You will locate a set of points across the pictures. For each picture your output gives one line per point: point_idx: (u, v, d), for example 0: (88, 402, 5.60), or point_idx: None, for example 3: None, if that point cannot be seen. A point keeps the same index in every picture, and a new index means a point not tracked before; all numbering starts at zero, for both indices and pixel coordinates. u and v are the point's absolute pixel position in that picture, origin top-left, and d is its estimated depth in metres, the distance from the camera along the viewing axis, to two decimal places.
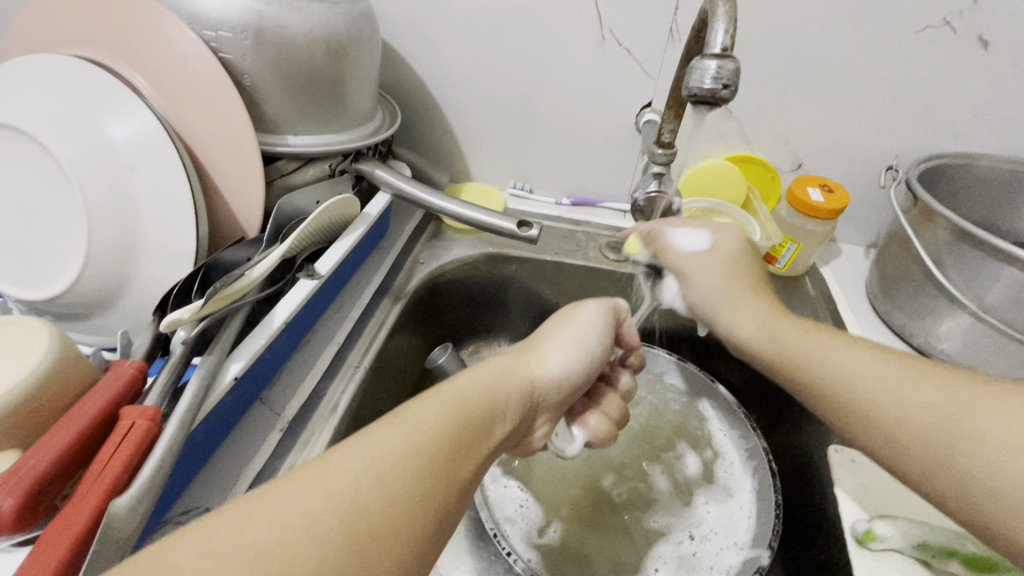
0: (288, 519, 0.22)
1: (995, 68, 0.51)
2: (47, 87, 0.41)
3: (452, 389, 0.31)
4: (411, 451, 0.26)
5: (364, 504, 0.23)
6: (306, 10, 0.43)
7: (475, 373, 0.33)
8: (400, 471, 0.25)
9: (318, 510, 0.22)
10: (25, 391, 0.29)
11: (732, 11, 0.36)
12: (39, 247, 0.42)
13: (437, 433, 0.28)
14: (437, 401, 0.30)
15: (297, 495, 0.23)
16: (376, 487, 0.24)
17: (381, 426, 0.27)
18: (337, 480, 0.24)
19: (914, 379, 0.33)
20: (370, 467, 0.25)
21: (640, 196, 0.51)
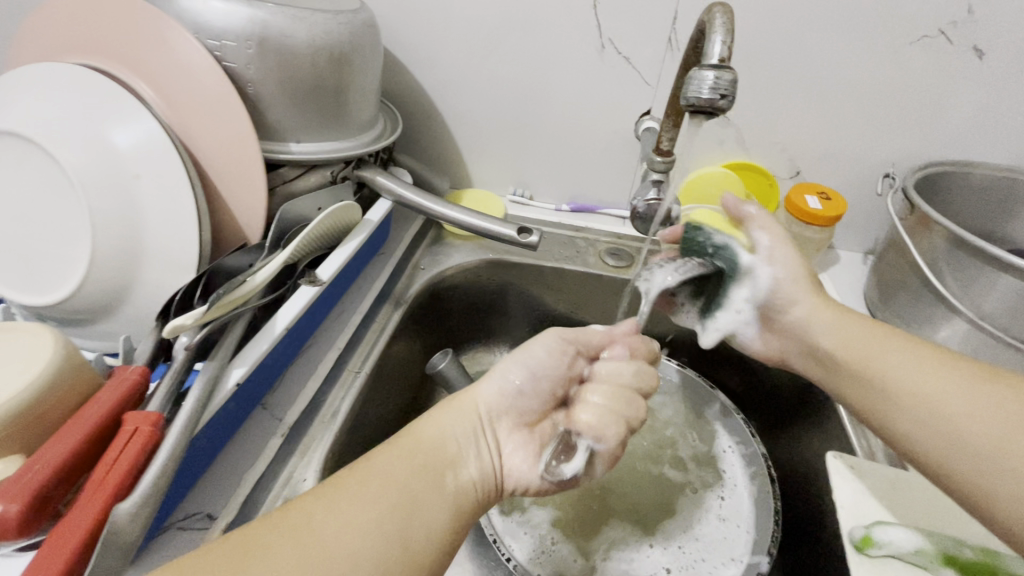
0: (240, 561, 0.24)
1: (990, 78, 0.52)
2: (53, 96, 0.42)
3: (403, 435, 0.32)
4: (370, 500, 0.28)
5: (316, 545, 0.25)
6: (309, 20, 0.44)
7: (426, 416, 0.35)
8: (346, 514, 0.27)
9: (267, 553, 0.25)
10: (29, 397, 0.30)
11: (729, 23, 0.37)
12: (43, 253, 0.42)
13: (392, 472, 0.29)
14: (390, 449, 0.31)
15: (254, 540, 0.25)
16: (323, 531, 0.26)
17: (341, 480, 0.29)
18: (290, 528, 0.26)
19: (941, 373, 0.35)
20: (328, 521, 0.26)
21: (639, 204, 0.51)
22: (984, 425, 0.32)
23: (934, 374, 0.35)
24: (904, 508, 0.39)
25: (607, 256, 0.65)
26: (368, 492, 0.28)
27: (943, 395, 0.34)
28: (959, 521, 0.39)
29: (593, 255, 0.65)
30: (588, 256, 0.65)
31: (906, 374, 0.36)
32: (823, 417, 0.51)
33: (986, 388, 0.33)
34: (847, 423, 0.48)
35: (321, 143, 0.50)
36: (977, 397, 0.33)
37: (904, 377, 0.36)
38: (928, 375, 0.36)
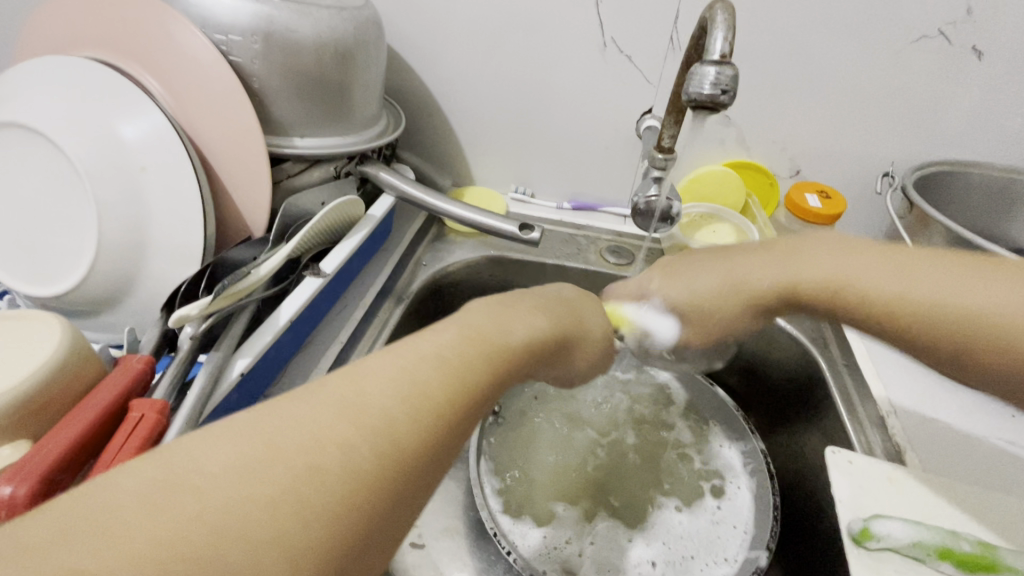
0: (321, 447, 0.21)
1: (989, 78, 0.52)
2: (61, 88, 0.42)
3: (500, 335, 0.30)
4: (450, 400, 0.26)
5: (400, 437, 0.23)
6: (314, 16, 0.44)
7: (528, 321, 0.32)
8: (429, 408, 0.25)
9: (352, 441, 0.22)
10: (36, 385, 0.30)
11: (731, 19, 0.37)
12: (50, 245, 0.43)
13: (470, 363, 0.28)
14: (483, 343, 0.29)
15: (330, 420, 0.22)
16: (405, 422, 0.24)
17: (422, 363, 0.26)
18: (371, 415, 0.23)
19: (911, 266, 0.34)
20: (407, 405, 0.24)
21: (640, 200, 0.52)
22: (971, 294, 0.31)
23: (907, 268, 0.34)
24: (901, 502, 0.40)
25: (607, 253, 0.65)
26: (448, 384, 0.26)
27: (918, 279, 0.33)
28: (959, 517, 0.39)
29: (594, 252, 0.66)
30: (589, 254, 0.65)
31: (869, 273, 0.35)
32: (822, 413, 0.51)
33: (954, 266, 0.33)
34: (846, 419, 0.48)
35: (325, 138, 0.50)
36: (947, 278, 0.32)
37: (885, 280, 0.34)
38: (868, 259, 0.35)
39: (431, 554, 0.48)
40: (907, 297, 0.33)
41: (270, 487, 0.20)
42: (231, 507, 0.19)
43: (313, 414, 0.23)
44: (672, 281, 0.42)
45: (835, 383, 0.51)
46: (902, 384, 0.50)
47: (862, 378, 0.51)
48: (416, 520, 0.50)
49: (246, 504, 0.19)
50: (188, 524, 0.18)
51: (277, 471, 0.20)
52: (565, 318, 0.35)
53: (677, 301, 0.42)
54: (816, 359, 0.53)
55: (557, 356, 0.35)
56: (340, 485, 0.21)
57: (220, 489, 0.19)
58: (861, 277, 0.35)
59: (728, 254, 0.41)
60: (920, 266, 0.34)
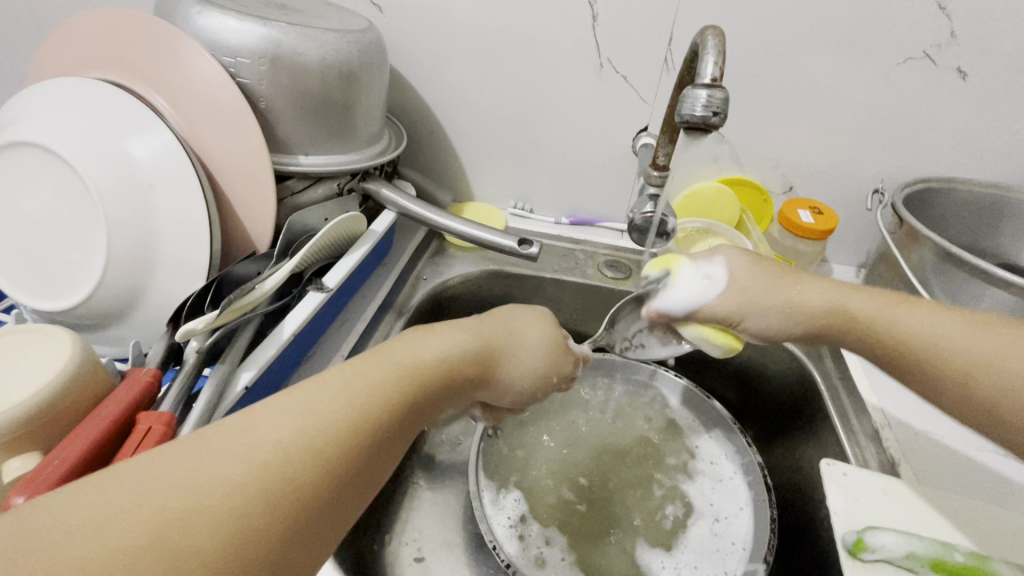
0: (203, 483, 0.22)
1: (973, 98, 0.54)
2: (72, 109, 0.43)
3: (395, 358, 0.31)
4: (344, 424, 0.26)
5: (289, 470, 0.24)
6: (320, 39, 0.46)
7: (429, 344, 0.33)
8: (321, 439, 0.25)
9: (238, 474, 0.22)
10: (46, 399, 0.31)
11: (721, 44, 0.39)
12: (57, 261, 0.44)
13: (368, 395, 0.28)
14: (377, 369, 0.29)
15: (214, 456, 0.23)
16: (296, 454, 0.24)
17: (315, 390, 0.27)
18: (261, 450, 0.23)
19: (937, 312, 0.36)
20: (296, 434, 0.25)
21: (636, 216, 0.53)
22: (992, 345, 0.33)
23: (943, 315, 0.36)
24: (895, 513, 0.40)
25: (605, 268, 0.67)
26: (345, 416, 0.26)
27: (939, 330, 0.35)
28: (954, 527, 0.39)
29: (592, 266, 0.67)
30: (587, 268, 0.66)
31: (930, 326, 0.35)
32: (817, 426, 0.52)
33: (985, 322, 0.34)
34: (842, 433, 0.49)
35: (329, 155, 0.51)
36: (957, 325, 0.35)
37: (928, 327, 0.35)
38: (921, 315, 0.36)
39: (430, 567, 0.48)
40: (931, 341, 0.35)
41: (142, 527, 0.20)
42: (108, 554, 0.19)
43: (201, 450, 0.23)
44: (744, 260, 0.42)
45: (830, 396, 0.52)
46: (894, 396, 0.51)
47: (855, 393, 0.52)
48: (415, 533, 0.50)
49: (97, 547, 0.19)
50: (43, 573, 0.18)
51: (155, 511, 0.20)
52: (484, 335, 0.36)
53: (736, 280, 0.41)
54: (811, 371, 0.55)
55: (477, 381, 0.36)
56: (210, 522, 0.21)
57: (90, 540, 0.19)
58: (895, 316, 0.37)
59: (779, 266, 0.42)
60: (953, 318, 0.35)
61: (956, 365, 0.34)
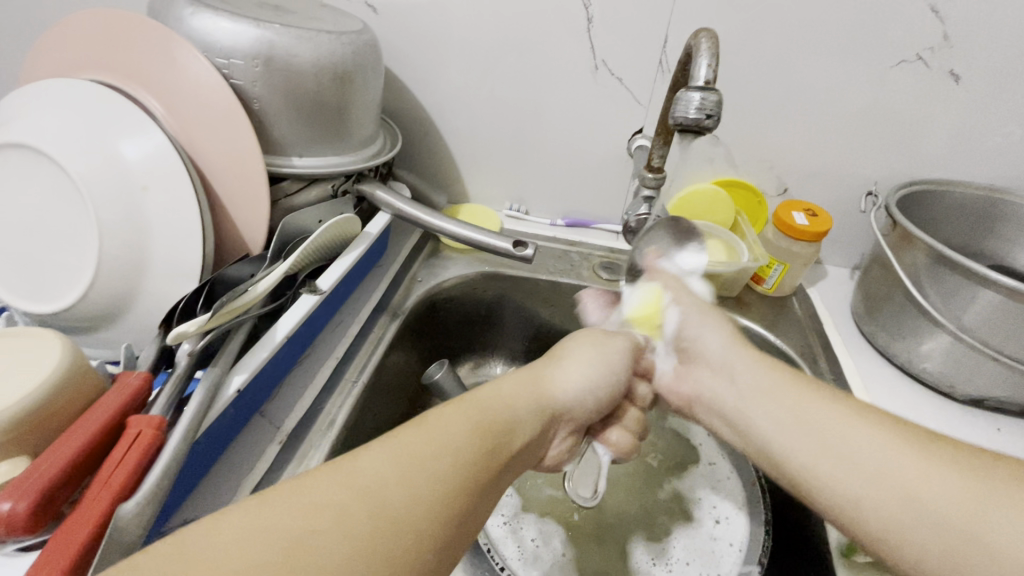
0: (318, 509, 0.23)
1: (966, 100, 0.54)
2: (65, 110, 0.43)
3: (474, 399, 0.32)
4: (436, 455, 0.27)
5: (389, 498, 0.24)
6: (314, 41, 0.46)
7: (496, 386, 0.35)
8: (421, 468, 0.26)
9: (347, 501, 0.23)
10: (35, 403, 0.31)
11: (715, 47, 0.39)
12: (49, 264, 0.43)
13: (455, 430, 0.29)
14: (459, 410, 0.31)
15: (326, 488, 0.24)
16: (396, 483, 0.25)
17: (407, 432, 0.28)
18: (364, 479, 0.25)
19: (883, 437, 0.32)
20: (396, 465, 0.26)
21: (631, 219, 0.54)
22: (923, 484, 0.29)
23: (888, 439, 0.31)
24: None
25: (600, 270, 0.67)
26: (437, 451, 0.27)
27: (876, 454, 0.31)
28: None
29: (587, 268, 0.67)
30: (582, 270, 0.66)
31: (865, 447, 0.32)
32: None
33: (933, 455, 0.30)
34: None
35: (323, 157, 0.51)
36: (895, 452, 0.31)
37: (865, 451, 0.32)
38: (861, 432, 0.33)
39: None
40: (856, 463, 0.32)
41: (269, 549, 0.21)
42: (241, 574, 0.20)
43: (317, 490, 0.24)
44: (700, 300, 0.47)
45: None
46: None
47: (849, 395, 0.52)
48: None
49: (239, 569, 0.20)
50: None
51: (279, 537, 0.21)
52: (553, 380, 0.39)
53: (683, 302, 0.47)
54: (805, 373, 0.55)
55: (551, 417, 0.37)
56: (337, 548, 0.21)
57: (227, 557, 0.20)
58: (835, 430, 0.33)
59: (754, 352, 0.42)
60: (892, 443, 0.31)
61: (864, 471, 0.31)
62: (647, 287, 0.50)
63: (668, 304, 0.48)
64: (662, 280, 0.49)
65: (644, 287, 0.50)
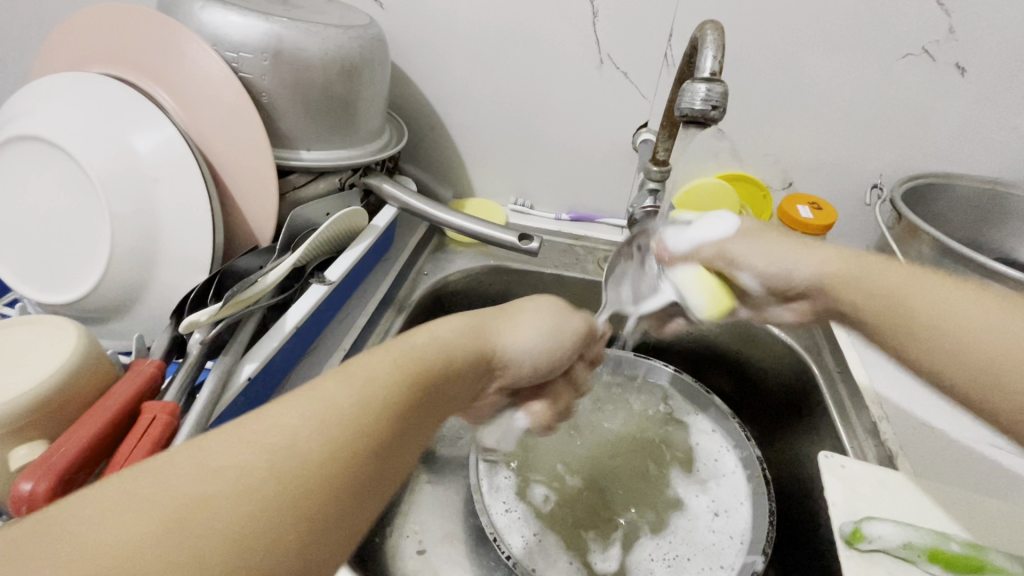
0: (216, 473, 0.21)
1: (971, 94, 0.54)
2: (76, 103, 0.44)
3: (404, 346, 0.30)
4: (352, 405, 0.25)
5: (298, 454, 0.23)
6: (322, 35, 0.46)
7: (435, 332, 0.33)
8: (336, 423, 0.24)
9: (248, 462, 0.22)
10: (53, 389, 0.31)
11: (720, 39, 0.39)
12: (61, 255, 0.44)
13: (377, 377, 0.27)
14: (384, 356, 0.29)
15: (223, 449, 0.22)
16: (306, 440, 0.23)
17: (325, 381, 0.26)
18: (272, 436, 0.23)
19: (972, 299, 0.32)
20: (307, 419, 0.24)
21: (636, 211, 0.53)
22: None
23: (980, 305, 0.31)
24: (892, 505, 0.40)
25: (605, 263, 0.67)
26: (356, 401, 0.25)
27: (978, 318, 0.31)
28: (950, 519, 0.40)
29: (592, 262, 0.67)
30: (587, 264, 0.67)
31: (960, 311, 0.32)
32: (816, 420, 0.53)
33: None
34: (839, 427, 0.49)
35: (331, 151, 0.52)
36: (989, 313, 0.31)
37: (965, 315, 0.32)
38: (952, 296, 0.33)
39: (431, 559, 0.48)
40: (962, 331, 0.31)
41: (154, 520, 0.19)
42: (122, 550, 0.18)
43: (203, 447, 0.22)
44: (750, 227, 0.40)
45: (828, 390, 0.53)
46: (891, 389, 0.51)
47: (854, 386, 0.52)
48: (416, 526, 0.50)
49: (119, 544, 0.18)
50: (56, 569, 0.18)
51: (165, 506, 0.20)
52: (486, 320, 0.36)
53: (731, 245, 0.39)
54: (810, 366, 0.55)
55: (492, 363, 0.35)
56: (232, 514, 0.20)
57: (107, 533, 0.19)
58: (925, 300, 0.33)
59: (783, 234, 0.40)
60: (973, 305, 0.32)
61: (966, 337, 0.31)
62: (698, 272, 0.39)
63: (732, 272, 0.39)
64: (707, 256, 0.40)
65: (694, 273, 0.39)
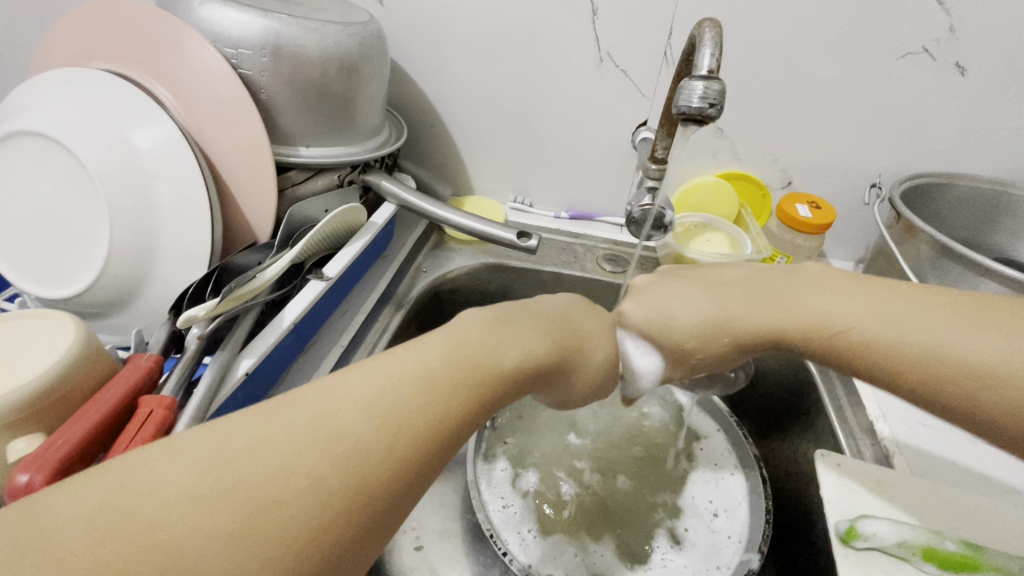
0: (287, 476, 0.22)
1: (971, 93, 0.54)
2: (76, 98, 0.44)
3: (479, 354, 0.30)
4: (421, 426, 0.26)
5: (368, 467, 0.24)
6: (321, 31, 0.46)
7: (510, 342, 0.32)
8: (405, 437, 0.25)
9: (320, 471, 0.23)
10: (50, 382, 0.31)
11: (718, 37, 0.39)
12: (61, 250, 0.44)
13: (446, 389, 0.28)
14: (457, 363, 0.29)
15: (299, 450, 0.23)
16: (375, 453, 0.24)
17: (401, 389, 0.27)
18: (345, 445, 0.24)
19: (893, 306, 0.33)
20: (377, 430, 0.25)
21: (634, 209, 0.53)
22: (977, 345, 0.30)
23: (896, 311, 0.33)
24: (888, 504, 0.40)
25: (604, 262, 0.67)
26: (424, 416, 0.26)
27: (906, 328, 0.32)
28: (946, 518, 0.40)
29: (591, 260, 0.67)
30: (586, 262, 0.67)
31: (891, 321, 0.33)
32: (814, 420, 0.53)
33: (947, 311, 0.32)
34: (837, 426, 0.49)
35: (330, 147, 0.52)
36: (915, 318, 0.32)
37: (894, 328, 0.32)
38: (866, 308, 0.34)
39: (428, 556, 0.49)
40: (903, 342, 0.32)
41: (232, 517, 0.21)
42: (201, 546, 0.20)
43: (275, 438, 0.23)
44: (635, 301, 0.41)
45: (825, 388, 0.53)
46: (888, 389, 0.51)
47: (851, 385, 0.52)
48: (413, 523, 0.50)
49: (201, 541, 0.20)
50: (132, 547, 0.19)
51: (244, 505, 0.21)
52: (561, 339, 0.35)
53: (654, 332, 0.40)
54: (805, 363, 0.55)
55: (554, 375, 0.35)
56: (301, 519, 0.21)
57: (182, 524, 0.20)
58: (852, 318, 0.34)
59: (705, 277, 0.40)
60: (907, 311, 0.33)
61: (904, 351, 0.32)
62: None
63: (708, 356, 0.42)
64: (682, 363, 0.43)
65: None
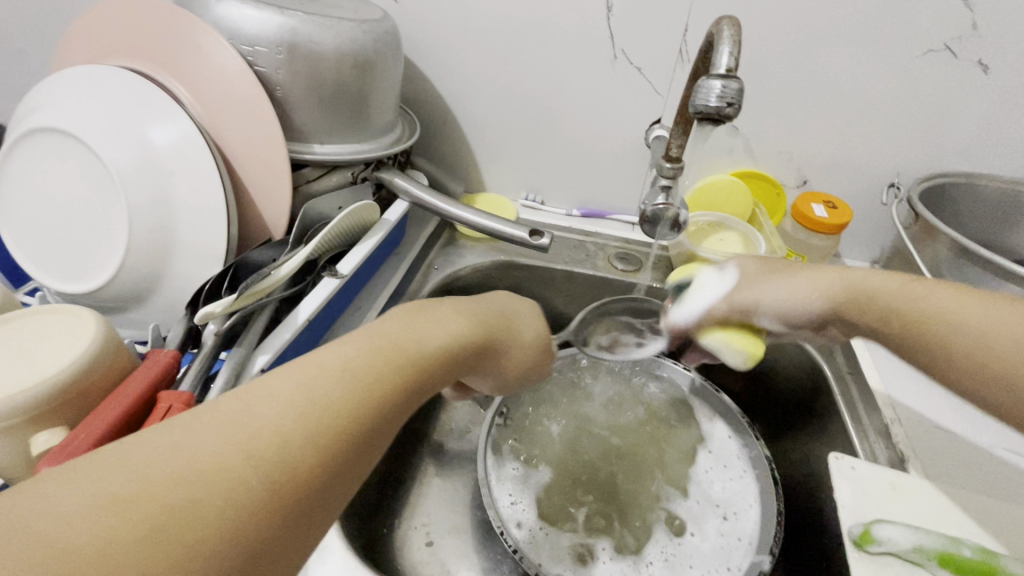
0: (196, 469, 0.21)
1: (993, 92, 0.53)
2: (95, 96, 0.44)
3: (393, 341, 0.29)
4: (343, 410, 0.25)
5: (287, 452, 0.23)
6: (336, 28, 0.46)
7: (428, 329, 0.32)
8: (328, 421, 0.24)
9: (228, 460, 0.21)
10: (71, 376, 0.32)
11: (736, 34, 0.39)
12: (80, 245, 0.45)
13: (367, 373, 0.27)
14: (368, 349, 0.28)
15: (209, 444, 0.21)
16: (294, 437, 0.23)
17: (319, 377, 0.25)
18: (261, 437, 0.22)
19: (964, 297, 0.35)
20: (294, 415, 0.24)
21: (647, 208, 0.53)
22: None
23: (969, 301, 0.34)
24: (903, 508, 0.40)
25: (615, 260, 0.67)
26: (347, 399, 0.25)
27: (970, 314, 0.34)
28: (962, 523, 0.39)
29: (602, 258, 0.67)
30: (597, 260, 0.67)
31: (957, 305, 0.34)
32: (827, 422, 0.52)
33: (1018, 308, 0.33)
34: (851, 428, 0.49)
35: (344, 144, 0.52)
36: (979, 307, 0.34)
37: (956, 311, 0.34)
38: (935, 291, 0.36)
39: (439, 552, 0.49)
40: (959, 319, 0.34)
41: (137, 519, 0.19)
42: (103, 551, 0.18)
43: (179, 441, 0.21)
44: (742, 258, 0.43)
45: (839, 390, 0.52)
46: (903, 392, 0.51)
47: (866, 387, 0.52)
48: (424, 518, 0.51)
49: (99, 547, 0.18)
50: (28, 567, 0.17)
51: (154, 506, 0.19)
52: (485, 324, 0.36)
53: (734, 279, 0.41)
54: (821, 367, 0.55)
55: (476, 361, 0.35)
56: (217, 509, 0.20)
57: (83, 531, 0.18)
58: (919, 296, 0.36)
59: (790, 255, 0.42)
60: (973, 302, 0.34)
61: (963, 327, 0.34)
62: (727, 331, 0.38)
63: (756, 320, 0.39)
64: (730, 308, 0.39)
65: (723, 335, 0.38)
